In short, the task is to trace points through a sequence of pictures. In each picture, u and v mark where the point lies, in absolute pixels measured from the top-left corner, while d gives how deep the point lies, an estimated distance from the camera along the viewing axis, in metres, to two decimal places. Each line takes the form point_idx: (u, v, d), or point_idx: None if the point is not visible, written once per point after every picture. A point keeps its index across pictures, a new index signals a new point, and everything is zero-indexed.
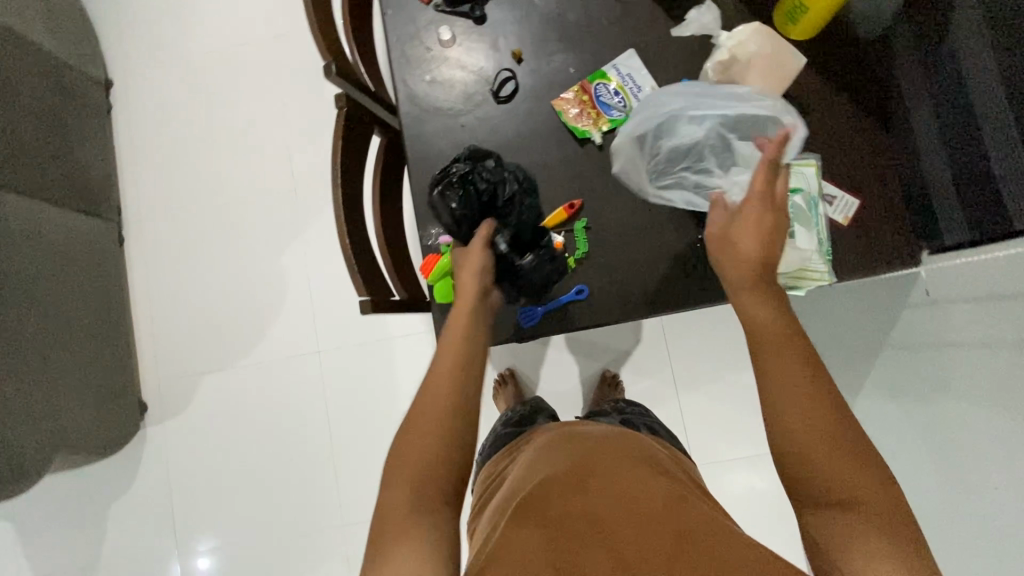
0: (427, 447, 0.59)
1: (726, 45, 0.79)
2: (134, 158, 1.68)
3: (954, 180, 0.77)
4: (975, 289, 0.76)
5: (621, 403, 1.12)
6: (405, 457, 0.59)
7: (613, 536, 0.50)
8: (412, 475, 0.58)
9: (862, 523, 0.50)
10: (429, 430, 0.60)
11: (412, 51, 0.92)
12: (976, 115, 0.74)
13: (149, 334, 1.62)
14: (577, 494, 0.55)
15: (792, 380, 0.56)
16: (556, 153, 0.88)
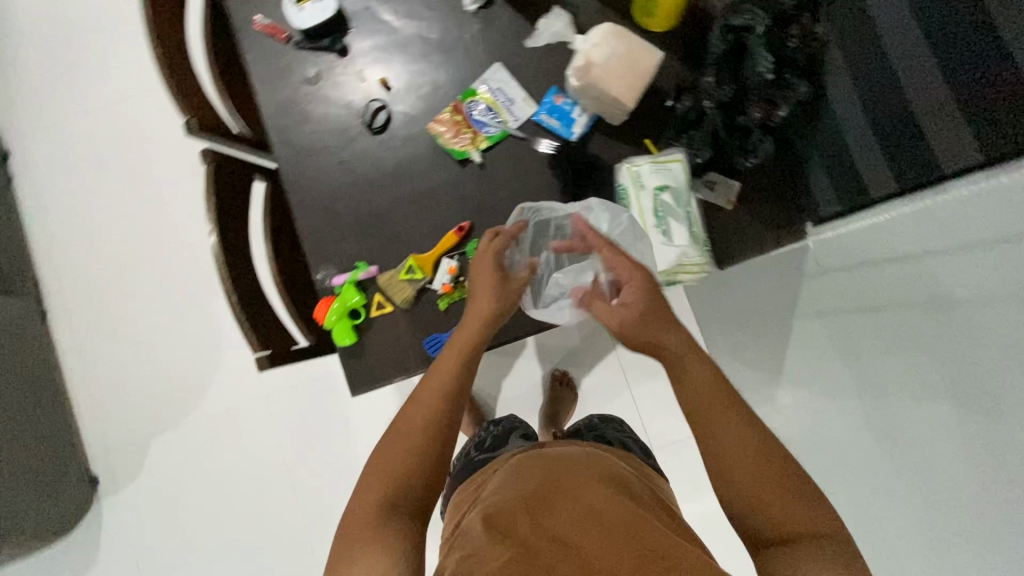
0: (406, 468, 0.59)
1: (582, 51, 0.79)
2: (46, 228, 1.62)
3: (875, 133, 0.76)
4: (850, 258, 0.76)
5: (594, 419, 1.17)
6: (381, 468, 0.59)
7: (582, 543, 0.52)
8: (383, 492, 0.57)
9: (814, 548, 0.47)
10: (416, 443, 0.60)
11: (279, 92, 0.89)
12: (900, 74, 0.73)
13: (90, 406, 1.58)
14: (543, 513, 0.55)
15: (728, 451, 0.51)
16: (439, 177, 0.87)
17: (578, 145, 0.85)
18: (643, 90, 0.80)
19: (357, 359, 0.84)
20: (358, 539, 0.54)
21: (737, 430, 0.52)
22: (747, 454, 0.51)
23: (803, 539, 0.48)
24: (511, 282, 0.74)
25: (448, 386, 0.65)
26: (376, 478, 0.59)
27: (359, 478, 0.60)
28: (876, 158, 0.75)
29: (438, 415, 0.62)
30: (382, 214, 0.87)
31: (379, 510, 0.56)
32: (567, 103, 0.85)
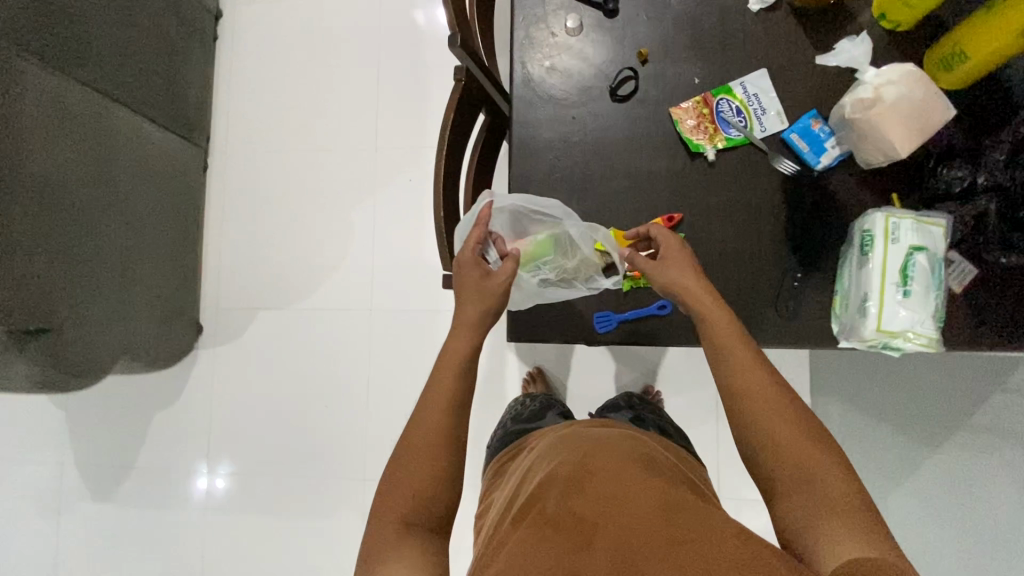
0: (415, 485, 0.66)
1: (872, 83, 0.74)
2: (230, 90, 1.73)
3: None
4: None
5: (634, 398, 1.23)
6: (396, 485, 0.67)
7: (603, 524, 0.55)
8: (399, 511, 0.65)
9: (828, 512, 0.57)
10: (425, 458, 0.68)
11: (537, 33, 0.90)
12: None
13: (216, 262, 1.69)
14: (575, 495, 0.59)
15: (755, 396, 0.66)
16: (664, 163, 0.86)
17: (818, 177, 0.82)
18: (916, 145, 0.75)
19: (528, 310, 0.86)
20: (389, 551, 0.62)
21: (753, 370, 0.67)
22: (769, 394, 0.66)
23: (810, 483, 0.60)
24: (489, 286, 0.77)
25: (447, 428, 0.70)
26: (397, 499, 0.66)
27: (383, 498, 0.67)
28: None
29: (442, 428, 0.69)
30: (596, 179, 0.87)
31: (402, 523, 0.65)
32: (825, 130, 0.81)
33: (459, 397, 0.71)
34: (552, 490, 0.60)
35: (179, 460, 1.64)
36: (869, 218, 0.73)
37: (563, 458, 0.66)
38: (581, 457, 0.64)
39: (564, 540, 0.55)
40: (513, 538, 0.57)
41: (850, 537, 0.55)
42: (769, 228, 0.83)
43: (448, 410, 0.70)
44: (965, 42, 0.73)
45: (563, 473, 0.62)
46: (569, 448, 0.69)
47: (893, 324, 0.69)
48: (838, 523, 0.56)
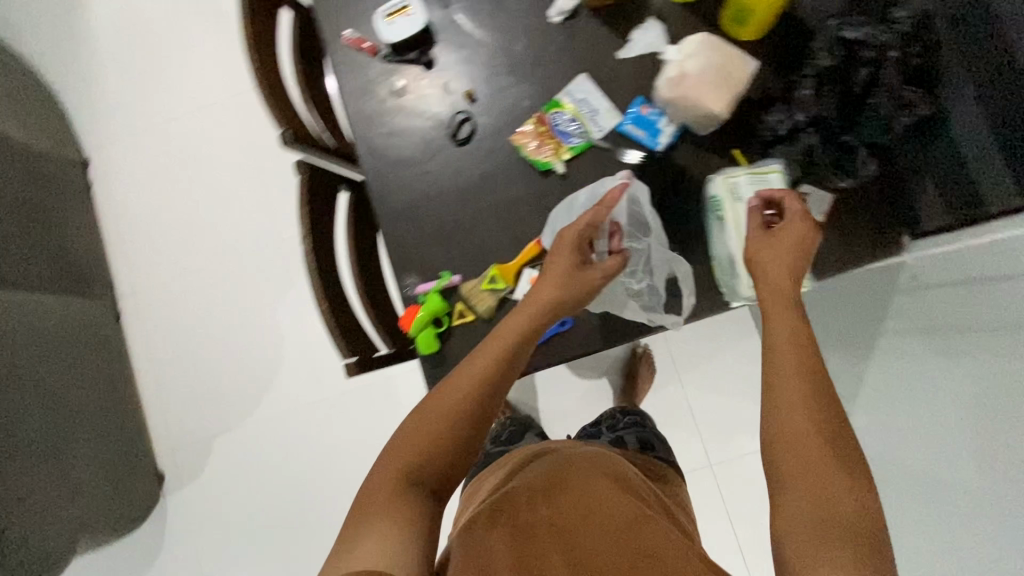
0: (419, 451, 0.64)
1: (675, 61, 0.78)
2: (119, 231, 1.70)
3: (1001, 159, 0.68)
4: (967, 271, 0.73)
5: (618, 415, 1.30)
6: (411, 437, 0.65)
7: (578, 531, 0.56)
8: (402, 463, 0.63)
9: (830, 517, 0.51)
10: (442, 421, 0.65)
11: (366, 104, 0.91)
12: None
13: (156, 404, 1.63)
14: (547, 502, 0.60)
15: (788, 356, 0.61)
16: (522, 188, 0.88)
17: (664, 156, 0.85)
18: (734, 102, 0.78)
19: (440, 369, 0.86)
20: (376, 501, 0.60)
21: (790, 321, 0.64)
22: (793, 360, 0.61)
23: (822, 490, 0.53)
24: (587, 274, 0.75)
25: (466, 403, 0.67)
26: (401, 449, 0.64)
27: (383, 453, 0.65)
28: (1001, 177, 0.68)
29: (467, 405, 0.66)
30: (465, 224, 0.88)
31: (403, 475, 0.62)
32: (653, 113, 0.84)
33: (491, 387, 0.68)
34: (529, 497, 0.60)
35: None
36: (711, 184, 0.78)
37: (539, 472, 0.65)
38: (556, 469, 0.65)
39: (539, 546, 0.55)
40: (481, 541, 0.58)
41: (832, 560, 0.49)
42: (636, 218, 0.85)
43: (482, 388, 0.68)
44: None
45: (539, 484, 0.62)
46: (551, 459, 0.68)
47: None
48: (832, 544, 0.50)
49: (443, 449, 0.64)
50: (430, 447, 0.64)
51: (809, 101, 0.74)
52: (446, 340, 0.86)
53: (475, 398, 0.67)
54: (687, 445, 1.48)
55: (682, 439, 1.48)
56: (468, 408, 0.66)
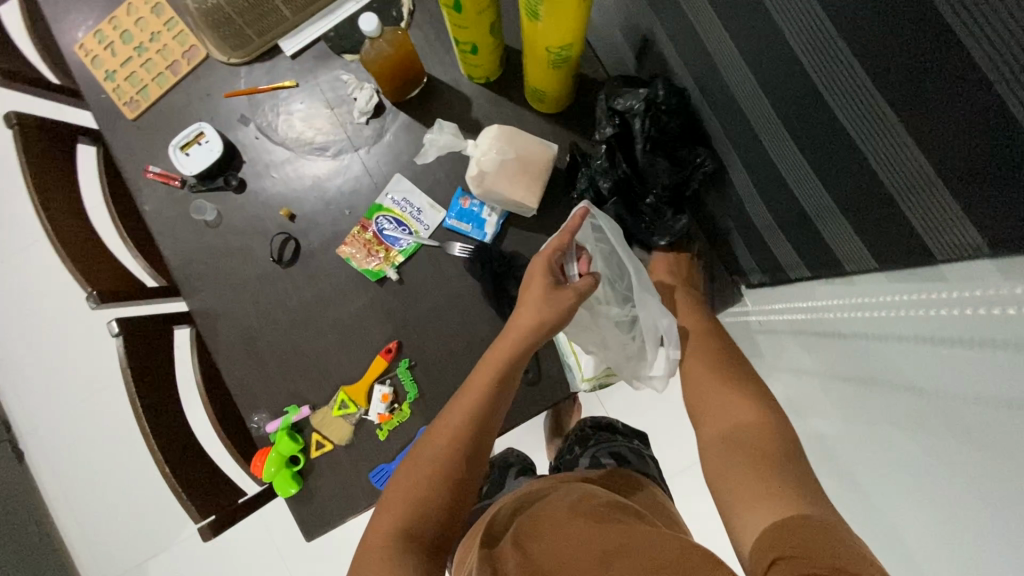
0: (419, 495, 0.59)
1: (474, 158, 0.75)
2: (6, 367, 1.60)
3: (778, 217, 0.64)
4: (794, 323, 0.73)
5: (587, 429, 1.19)
6: (398, 486, 0.61)
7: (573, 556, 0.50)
8: (404, 513, 0.58)
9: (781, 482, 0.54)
10: (431, 473, 0.60)
11: (182, 239, 0.87)
12: (813, 153, 0.52)
13: (76, 541, 1.55)
14: (534, 543, 0.54)
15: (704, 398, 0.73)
16: (359, 300, 0.84)
17: (493, 244, 0.82)
18: (544, 186, 0.77)
19: (307, 508, 0.81)
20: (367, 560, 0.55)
21: (699, 371, 0.76)
22: (709, 391, 0.73)
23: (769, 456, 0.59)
24: (556, 298, 0.66)
25: (453, 442, 0.62)
26: (395, 504, 0.59)
27: (368, 527, 0.59)
28: (779, 234, 0.65)
29: (457, 449, 0.62)
30: (306, 348, 0.84)
31: (397, 536, 0.56)
32: (475, 204, 0.82)
33: (475, 441, 0.63)
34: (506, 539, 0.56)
35: None
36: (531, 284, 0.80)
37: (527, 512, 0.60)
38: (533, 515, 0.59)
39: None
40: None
41: (771, 510, 0.51)
42: (478, 313, 0.82)
43: (472, 429, 0.63)
44: (532, 81, 0.75)
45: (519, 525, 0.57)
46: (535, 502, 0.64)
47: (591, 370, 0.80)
48: (763, 495, 0.53)
49: (431, 491, 0.60)
50: (419, 499, 0.59)
51: (603, 171, 0.77)
52: (308, 475, 0.82)
53: (456, 462, 0.61)
54: None
55: None
56: (462, 448, 0.62)
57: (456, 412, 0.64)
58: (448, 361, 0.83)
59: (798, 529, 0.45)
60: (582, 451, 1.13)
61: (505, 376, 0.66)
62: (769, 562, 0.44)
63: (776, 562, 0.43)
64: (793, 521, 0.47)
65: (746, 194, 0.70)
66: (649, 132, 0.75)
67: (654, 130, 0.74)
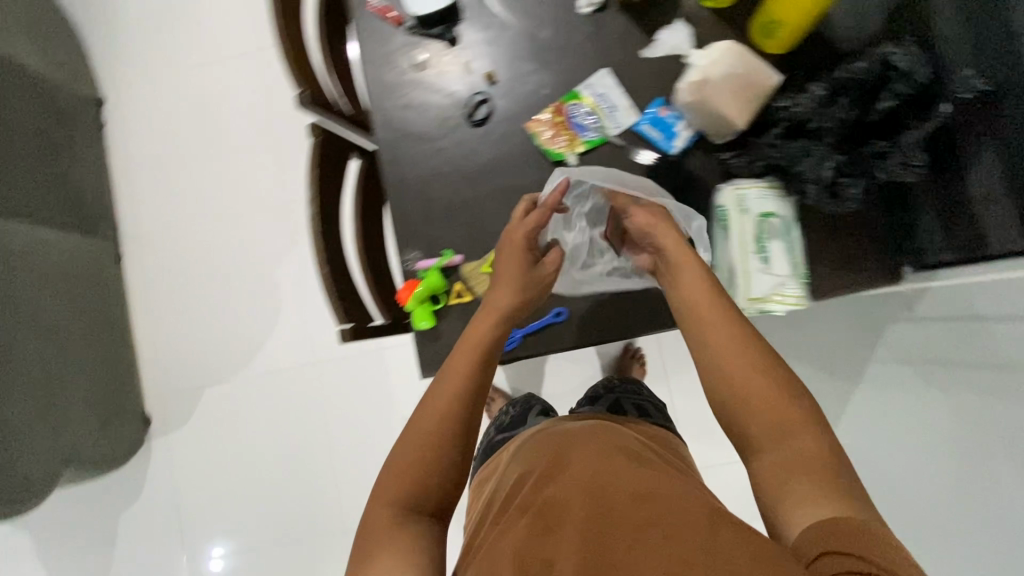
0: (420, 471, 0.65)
1: (699, 67, 0.78)
2: (129, 175, 1.71)
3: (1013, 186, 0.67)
4: (972, 307, 0.78)
5: (614, 382, 1.25)
6: (392, 480, 0.65)
7: (576, 504, 0.58)
8: (399, 490, 0.64)
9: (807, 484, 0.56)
10: (433, 436, 0.66)
11: (386, 74, 0.91)
12: None
13: (150, 349, 1.66)
14: (547, 485, 0.62)
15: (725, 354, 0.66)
16: (533, 175, 0.88)
17: (676, 160, 0.85)
18: (753, 115, 0.79)
19: (432, 347, 0.87)
20: (377, 542, 0.61)
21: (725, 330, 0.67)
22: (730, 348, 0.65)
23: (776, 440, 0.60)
24: (529, 275, 0.78)
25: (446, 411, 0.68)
26: (389, 487, 0.65)
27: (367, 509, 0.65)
28: (1010, 207, 0.67)
29: (451, 413, 0.67)
30: (472, 204, 0.89)
31: (394, 508, 0.63)
32: (672, 115, 0.84)
33: (472, 389, 0.69)
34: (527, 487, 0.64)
35: (156, 553, 1.61)
36: (721, 195, 0.76)
37: (541, 458, 0.69)
38: (552, 456, 0.68)
39: (541, 529, 0.57)
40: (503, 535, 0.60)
41: (817, 499, 0.54)
42: None
43: (462, 388, 0.69)
44: (774, 10, 0.78)
45: (541, 470, 0.66)
46: (547, 445, 0.73)
47: (759, 290, 0.72)
48: (807, 482, 0.56)
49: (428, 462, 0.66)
50: (414, 463, 0.65)
51: (814, 102, 0.73)
52: (442, 319, 0.87)
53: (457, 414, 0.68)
54: None
55: None
56: (455, 413, 0.67)
57: (446, 383, 0.69)
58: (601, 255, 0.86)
59: (846, 527, 0.50)
60: (607, 395, 1.19)
61: (494, 335, 0.74)
62: (812, 556, 0.49)
63: (824, 556, 0.48)
64: (845, 524, 0.50)
65: (982, 166, 0.70)
66: (893, 77, 0.69)
67: (898, 75, 0.69)
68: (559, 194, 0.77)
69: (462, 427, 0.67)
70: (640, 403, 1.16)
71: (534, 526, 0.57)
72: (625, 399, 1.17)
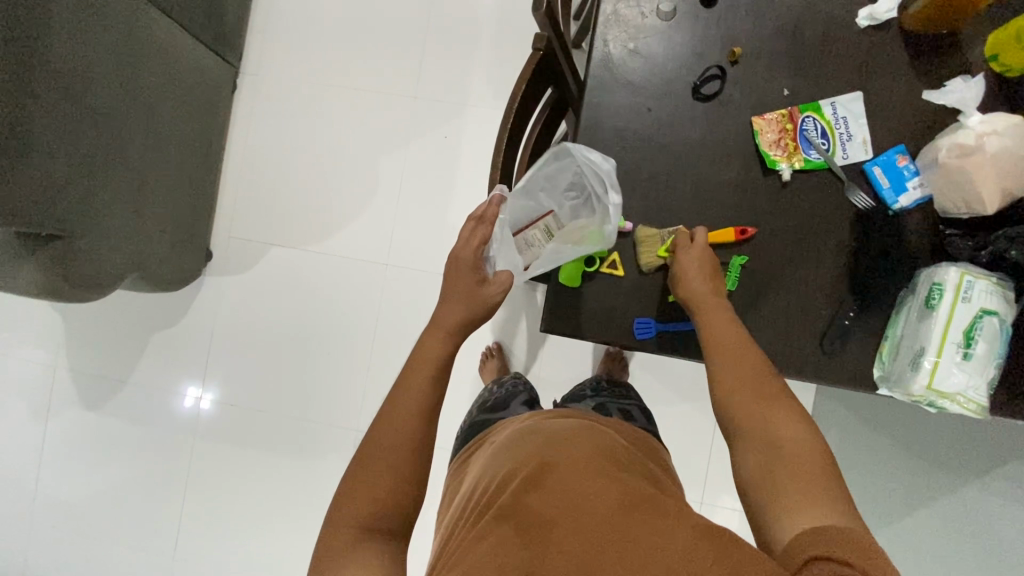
0: (382, 489, 0.64)
1: (976, 130, 0.70)
2: (271, 9, 1.64)
3: None
4: None
5: (602, 383, 1.14)
6: (356, 499, 0.64)
7: (558, 523, 0.55)
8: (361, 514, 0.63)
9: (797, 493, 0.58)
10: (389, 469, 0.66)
11: (625, 10, 0.84)
12: None
13: (233, 188, 1.64)
14: (529, 493, 0.58)
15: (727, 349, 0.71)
16: (738, 172, 0.81)
17: (893, 217, 0.78)
18: (1005, 205, 0.71)
19: (565, 305, 0.83)
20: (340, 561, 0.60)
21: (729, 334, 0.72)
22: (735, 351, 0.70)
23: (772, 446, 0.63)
24: (482, 293, 0.77)
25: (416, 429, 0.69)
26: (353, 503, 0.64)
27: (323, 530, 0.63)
28: None
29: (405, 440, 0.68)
30: (661, 179, 0.82)
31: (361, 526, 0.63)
32: (909, 169, 0.77)
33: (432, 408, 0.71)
34: (507, 489, 0.60)
35: (174, 379, 1.64)
36: (943, 271, 0.71)
37: (522, 457, 0.65)
38: (534, 457, 0.64)
39: (517, 548, 0.53)
40: (478, 545, 0.55)
41: (809, 508, 0.56)
42: (829, 261, 0.79)
43: (417, 421, 0.69)
44: None
45: (520, 473, 0.62)
46: (529, 441, 0.69)
47: (946, 384, 0.67)
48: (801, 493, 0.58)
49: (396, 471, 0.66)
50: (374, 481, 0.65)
51: None
52: (585, 282, 0.83)
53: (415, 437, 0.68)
54: (689, 473, 1.47)
55: (687, 467, 1.47)
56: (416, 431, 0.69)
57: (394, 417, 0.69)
58: (774, 282, 0.80)
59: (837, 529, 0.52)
60: (593, 394, 1.10)
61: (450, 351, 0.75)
62: (801, 564, 0.50)
63: (814, 559, 0.50)
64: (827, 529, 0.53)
65: None
66: None
67: None
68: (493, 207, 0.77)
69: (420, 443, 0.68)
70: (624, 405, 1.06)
71: (516, 537, 0.54)
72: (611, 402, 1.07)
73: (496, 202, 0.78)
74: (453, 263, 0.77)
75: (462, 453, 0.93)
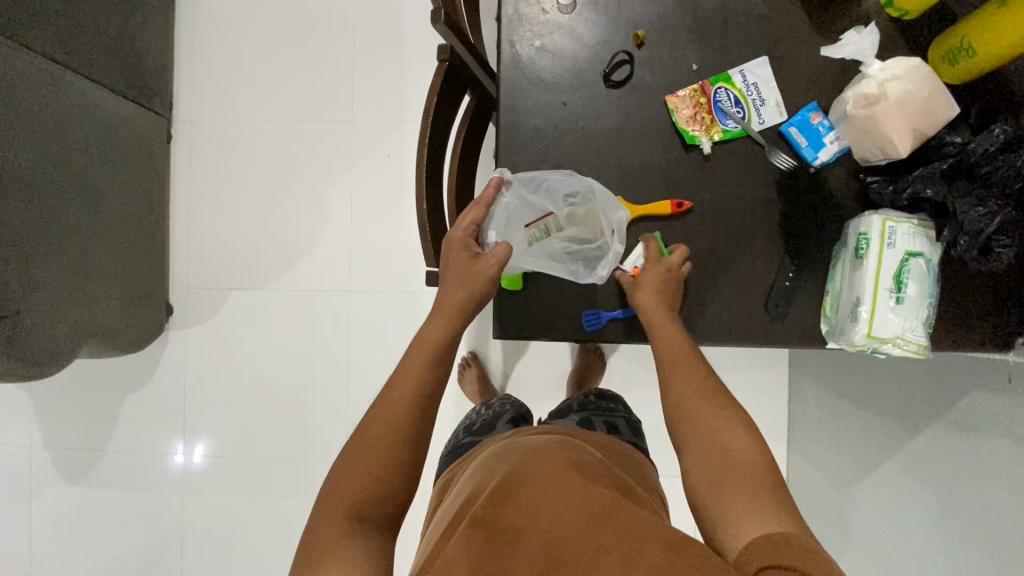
0: (368, 481, 0.64)
1: (878, 77, 0.71)
2: (194, 54, 1.62)
3: None
4: None
5: (590, 395, 1.14)
6: (340, 490, 0.63)
7: (527, 533, 0.54)
8: (347, 507, 0.62)
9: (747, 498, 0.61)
10: (379, 456, 0.65)
11: (527, 9, 0.84)
12: None
13: (184, 239, 1.62)
14: (501, 504, 0.57)
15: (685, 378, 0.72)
16: (661, 152, 0.82)
17: (815, 173, 0.79)
18: (915, 146, 0.72)
19: (513, 309, 0.83)
20: (325, 552, 0.58)
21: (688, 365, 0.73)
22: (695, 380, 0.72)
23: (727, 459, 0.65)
24: (475, 268, 0.77)
25: (410, 416, 0.68)
26: (340, 496, 0.63)
27: (310, 525, 0.62)
28: None
29: (396, 424, 0.67)
30: (586, 169, 0.83)
31: (344, 519, 0.61)
32: (823, 125, 0.78)
33: (425, 393, 0.70)
34: (479, 502, 0.59)
35: (153, 440, 1.61)
36: (866, 220, 0.71)
37: (496, 474, 0.64)
38: (511, 470, 0.63)
39: (487, 561, 0.52)
40: (447, 555, 0.54)
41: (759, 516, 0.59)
42: (762, 225, 0.80)
43: (413, 409, 0.69)
44: (972, 34, 0.70)
45: (494, 487, 0.60)
46: (508, 458, 0.68)
47: (885, 329, 0.68)
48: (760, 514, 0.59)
49: (385, 463, 0.65)
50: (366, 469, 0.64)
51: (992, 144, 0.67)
52: (529, 283, 0.83)
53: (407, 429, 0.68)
54: None
55: None
56: (408, 423, 0.68)
57: (390, 405, 0.68)
58: (713, 254, 0.81)
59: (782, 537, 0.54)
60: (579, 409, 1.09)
61: (452, 334, 0.76)
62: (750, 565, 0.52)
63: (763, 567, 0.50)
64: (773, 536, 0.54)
65: None
66: None
67: None
68: (490, 189, 0.78)
69: (410, 432, 0.68)
70: (610, 418, 1.05)
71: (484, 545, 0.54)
72: (597, 416, 1.06)
73: (494, 186, 0.79)
74: (447, 242, 0.80)
75: (444, 474, 0.91)
